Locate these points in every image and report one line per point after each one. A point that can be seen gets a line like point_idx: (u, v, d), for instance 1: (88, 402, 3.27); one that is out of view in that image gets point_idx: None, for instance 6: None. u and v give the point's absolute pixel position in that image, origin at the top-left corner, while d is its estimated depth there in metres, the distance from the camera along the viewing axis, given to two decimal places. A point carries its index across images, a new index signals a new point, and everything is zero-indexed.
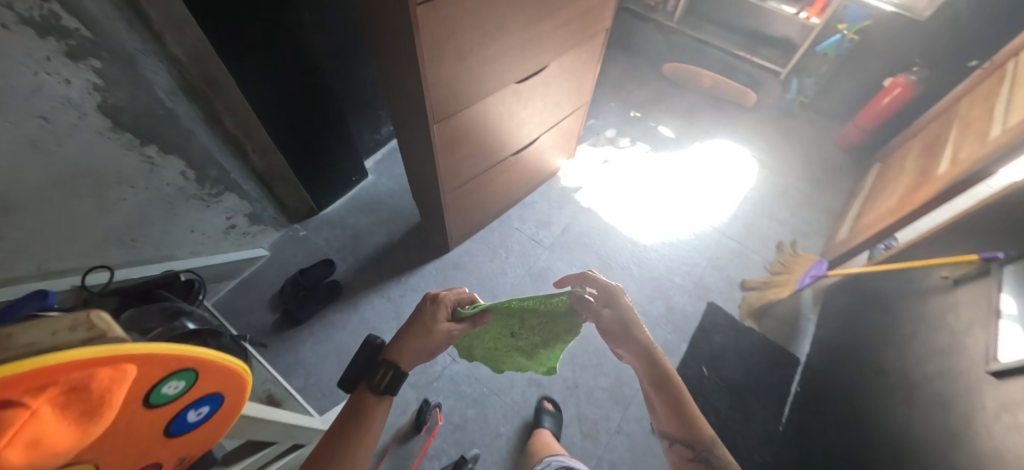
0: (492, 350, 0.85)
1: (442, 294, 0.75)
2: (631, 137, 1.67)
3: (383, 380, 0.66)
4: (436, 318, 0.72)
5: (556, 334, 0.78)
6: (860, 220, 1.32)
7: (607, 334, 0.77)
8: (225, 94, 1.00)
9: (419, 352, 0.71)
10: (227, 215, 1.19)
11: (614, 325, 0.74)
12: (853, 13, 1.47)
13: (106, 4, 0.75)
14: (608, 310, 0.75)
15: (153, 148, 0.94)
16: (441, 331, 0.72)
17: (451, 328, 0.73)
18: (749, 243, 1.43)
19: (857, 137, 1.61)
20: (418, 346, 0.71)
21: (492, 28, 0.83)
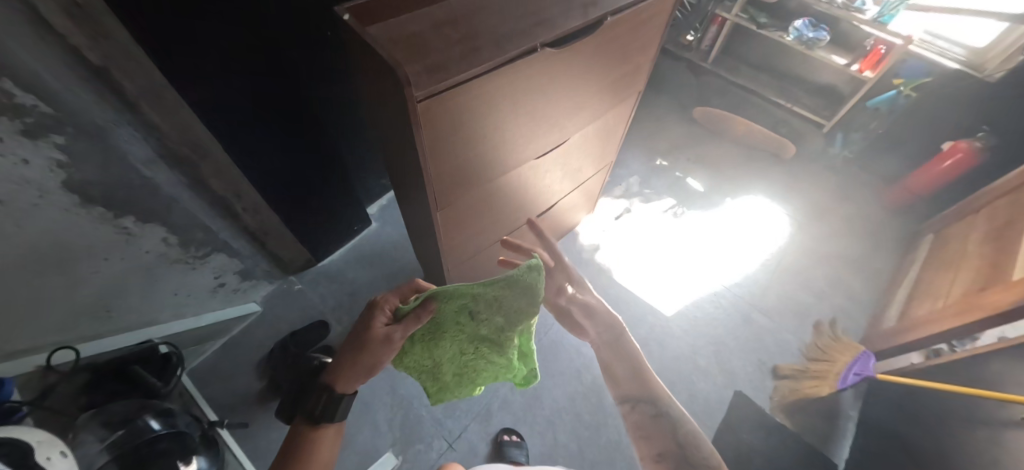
0: (446, 349, 0.74)
1: (379, 299, 0.68)
2: (656, 189, 1.55)
3: (324, 404, 0.66)
4: (371, 323, 0.66)
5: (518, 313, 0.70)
6: (911, 306, 1.18)
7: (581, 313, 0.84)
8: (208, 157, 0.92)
9: (360, 368, 0.67)
10: (215, 275, 1.10)
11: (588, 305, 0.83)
12: (912, 67, 1.35)
13: (71, 76, 0.65)
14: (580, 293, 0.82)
15: (129, 219, 0.85)
16: (378, 336, 0.64)
17: (390, 331, 0.65)
18: (783, 320, 1.29)
19: (905, 200, 1.46)
20: (357, 364, 0.66)
21: (509, 109, 0.71)
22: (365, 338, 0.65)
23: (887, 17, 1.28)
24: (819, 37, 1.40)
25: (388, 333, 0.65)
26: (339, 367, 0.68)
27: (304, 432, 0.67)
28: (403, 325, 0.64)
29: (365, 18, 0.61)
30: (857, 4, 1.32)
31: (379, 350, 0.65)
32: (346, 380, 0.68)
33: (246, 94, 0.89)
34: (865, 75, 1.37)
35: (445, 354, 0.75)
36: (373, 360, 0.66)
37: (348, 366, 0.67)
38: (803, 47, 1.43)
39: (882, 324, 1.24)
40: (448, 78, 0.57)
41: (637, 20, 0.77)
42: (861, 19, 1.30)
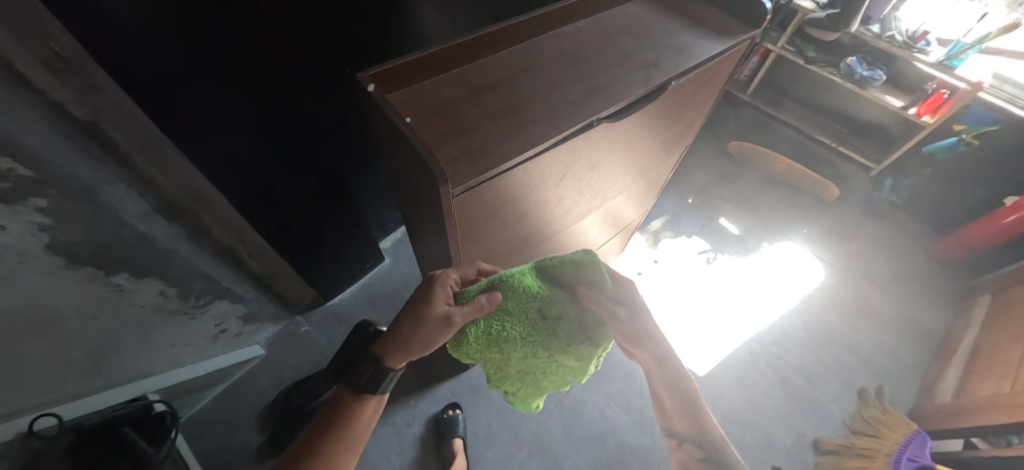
0: (514, 355, 0.65)
1: (440, 272, 0.59)
2: (686, 230, 1.45)
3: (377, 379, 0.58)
4: (430, 300, 0.56)
5: (591, 309, 0.60)
6: (971, 381, 1.07)
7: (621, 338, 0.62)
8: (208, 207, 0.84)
9: (413, 345, 0.57)
10: (216, 322, 1.03)
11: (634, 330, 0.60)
12: (976, 114, 1.23)
13: (56, 135, 0.57)
14: (627, 309, 0.59)
15: (123, 276, 0.76)
16: (436, 315, 0.55)
17: (451, 311, 0.55)
18: (825, 385, 1.19)
19: (958, 252, 1.35)
20: (411, 341, 0.57)
21: (554, 183, 0.62)
22: (425, 316, 0.55)
23: (956, 60, 1.15)
24: (874, 76, 1.28)
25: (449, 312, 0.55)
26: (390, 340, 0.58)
27: (343, 405, 0.59)
28: (464, 308, 0.54)
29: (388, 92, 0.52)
30: (920, 44, 1.19)
31: (435, 331, 0.55)
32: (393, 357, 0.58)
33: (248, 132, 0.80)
34: (924, 120, 1.26)
35: (511, 359, 0.66)
36: (427, 341, 0.57)
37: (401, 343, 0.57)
38: (855, 85, 1.31)
39: (936, 398, 1.12)
40: (490, 167, 0.47)
41: (702, 77, 0.66)
42: (923, 60, 1.18)
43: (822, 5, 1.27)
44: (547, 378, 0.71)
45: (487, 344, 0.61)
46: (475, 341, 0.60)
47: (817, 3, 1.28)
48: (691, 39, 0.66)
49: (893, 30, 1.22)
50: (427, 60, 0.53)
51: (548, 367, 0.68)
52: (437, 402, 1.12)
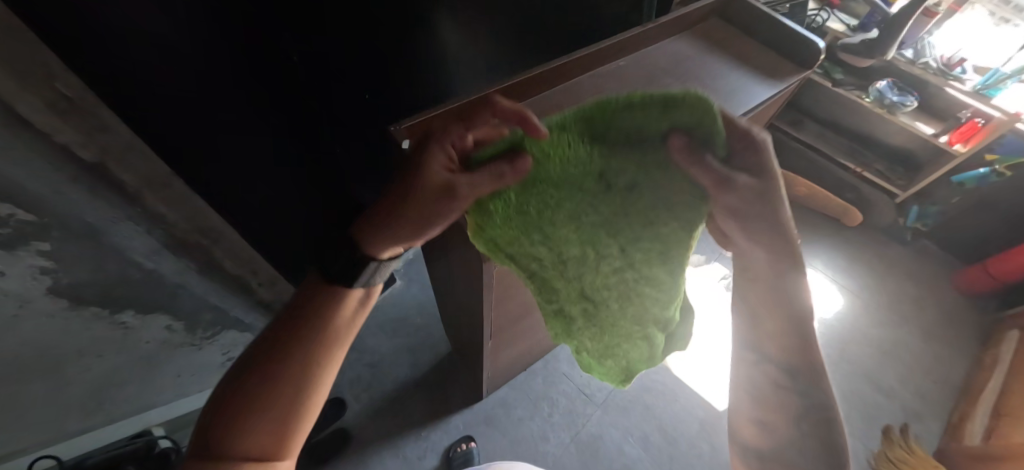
0: (570, 256, 0.49)
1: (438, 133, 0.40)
2: (705, 255, 1.42)
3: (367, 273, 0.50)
4: (427, 165, 0.40)
5: (693, 176, 0.37)
6: (1003, 424, 1.03)
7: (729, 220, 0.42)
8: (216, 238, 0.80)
9: (405, 223, 0.44)
10: (223, 351, 1.00)
11: (749, 212, 0.39)
12: (1010, 144, 1.17)
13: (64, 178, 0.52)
14: (748, 177, 0.36)
15: (128, 313, 0.72)
16: (433, 180, 0.40)
17: (456, 179, 0.39)
18: (849, 423, 1.15)
19: (986, 284, 1.31)
20: (404, 220, 0.44)
21: None
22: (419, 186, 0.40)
23: (993, 89, 1.12)
24: (905, 101, 1.25)
25: (451, 179, 0.39)
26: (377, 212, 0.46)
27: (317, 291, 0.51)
28: (475, 178, 0.38)
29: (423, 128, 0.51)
30: (956, 71, 1.16)
31: (437, 206, 0.41)
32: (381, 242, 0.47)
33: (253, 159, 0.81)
34: (955, 148, 1.22)
35: (568, 262, 0.50)
36: (430, 213, 0.42)
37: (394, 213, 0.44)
38: (885, 111, 1.27)
39: (963, 440, 1.08)
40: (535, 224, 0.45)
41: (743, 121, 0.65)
42: (956, 87, 1.16)
43: (853, 28, 1.23)
44: (625, 304, 0.53)
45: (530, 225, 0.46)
46: (510, 222, 0.46)
47: (848, 26, 1.24)
48: (734, 81, 0.63)
49: (927, 57, 1.19)
50: (466, 102, 0.52)
51: (625, 281, 0.50)
52: (450, 435, 1.08)
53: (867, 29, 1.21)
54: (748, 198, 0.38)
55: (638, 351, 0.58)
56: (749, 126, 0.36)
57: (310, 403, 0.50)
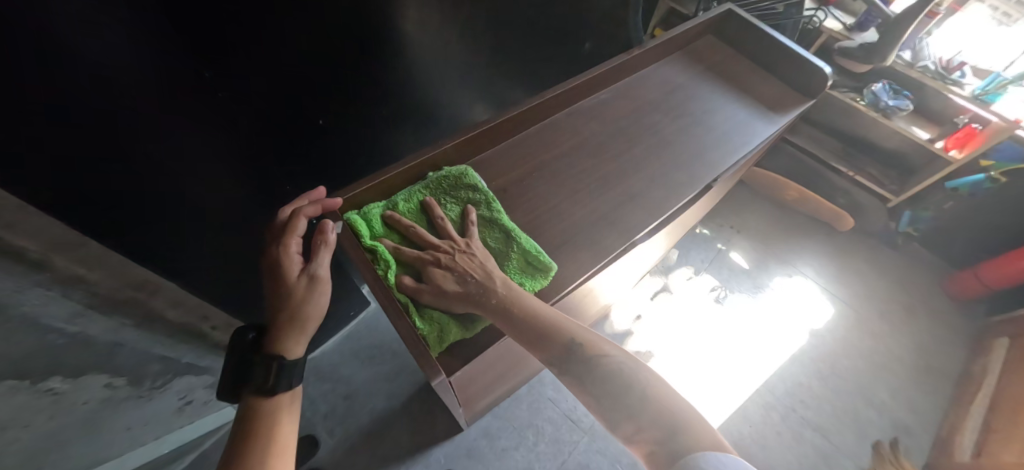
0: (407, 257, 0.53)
1: (272, 251, 0.49)
2: (696, 265, 1.37)
3: (266, 374, 0.46)
4: (283, 275, 0.48)
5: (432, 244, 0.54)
6: (992, 438, 1.01)
7: (433, 286, 0.50)
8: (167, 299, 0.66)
9: (289, 324, 0.48)
10: (182, 396, 0.82)
11: (465, 286, 0.50)
12: (1007, 150, 1.16)
13: None
14: (444, 251, 0.53)
15: (56, 378, 0.50)
16: (299, 286, 0.48)
17: (308, 269, 0.49)
18: (838, 438, 1.13)
19: (978, 290, 1.29)
20: (287, 325, 0.48)
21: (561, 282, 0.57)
22: (289, 295, 0.48)
23: (993, 95, 1.07)
24: (900, 106, 1.19)
25: (313, 272, 0.49)
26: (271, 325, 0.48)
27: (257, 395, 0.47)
28: (321, 258, 0.49)
29: (354, 207, 0.56)
30: (955, 75, 1.11)
31: (307, 297, 0.48)
32: (290, 337, 0.48)
33: (187, 181, 0.63)
34: (951, 154, 1.17)
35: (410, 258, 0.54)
36: (305, 314, 0.48)
37: (282, 322, 0.48)
38: (880, 115, 1.22)
39: (952, 456, 1.06)
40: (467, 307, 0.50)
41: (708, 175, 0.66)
42: (957, 93, 1.10)
43: (850, 27, 1.18)
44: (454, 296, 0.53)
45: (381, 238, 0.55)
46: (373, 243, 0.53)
47: (845, 25, 1.19)
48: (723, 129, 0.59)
49: (926, 60, 1.14)
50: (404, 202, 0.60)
51: None
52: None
53: (864, 28, 1.16)
54: (438, 269, 0.51)
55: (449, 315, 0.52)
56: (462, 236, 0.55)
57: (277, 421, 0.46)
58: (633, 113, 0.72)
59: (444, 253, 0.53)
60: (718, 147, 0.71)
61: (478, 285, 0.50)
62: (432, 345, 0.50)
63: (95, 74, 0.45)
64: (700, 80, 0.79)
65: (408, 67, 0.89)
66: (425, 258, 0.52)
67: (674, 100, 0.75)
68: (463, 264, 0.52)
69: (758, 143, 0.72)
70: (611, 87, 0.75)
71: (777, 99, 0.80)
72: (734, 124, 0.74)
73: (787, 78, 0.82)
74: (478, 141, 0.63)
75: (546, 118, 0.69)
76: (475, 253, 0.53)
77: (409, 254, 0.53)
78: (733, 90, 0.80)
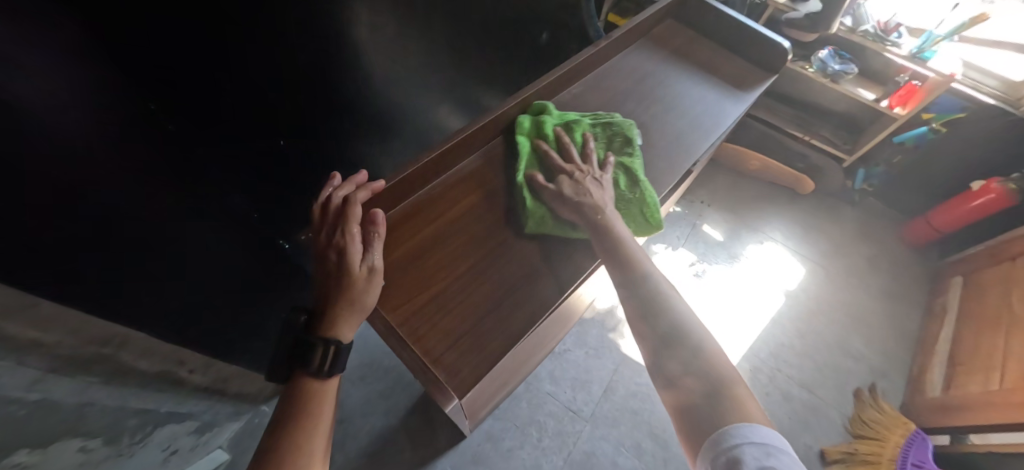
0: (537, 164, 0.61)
1: (338, 236, 0.47)
2: (675, 242, 1.40)
3: (322, 358, 0.43)
4: (347, 262, 0.46)
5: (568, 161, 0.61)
6: (959, 373, 1.09)
7: (558, 185, 0.57)
8: (150, 349, 0.61)
9: (346, 307, 0.45)
10: (165, 445, 0.75)
11: (586, 199, 0.55)
12: (944, 103, 1.26)
13: None
14: (584, 166, 0.59)
15: (22, 451, 0.41)
16: (361, 277, 0.46)
17: (371, 261, 0.47)
18: (823, 392, 1.19)
19: (930, 236, 1.39)
20: (346, 311, 0.45)
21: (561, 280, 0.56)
22: (349, 285, 0.45)
23: (928, 53, 1.13)
24: (846, 70, 1.25)
25: (370, 264, 0.47)
26: (329, 306, 0.45)
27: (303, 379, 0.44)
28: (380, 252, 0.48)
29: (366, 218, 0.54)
30: (893, 36, 1.17)
31: (365, 289, 0.46)
32: (348, 322, 0.45)
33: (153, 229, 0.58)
34: (896, 111, 1.24)
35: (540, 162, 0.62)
36: (362, 303, 0.46)
37: (335, 308, 0.45)
38: (828, 79, 1.27)
39: (925, 392, 1.15)
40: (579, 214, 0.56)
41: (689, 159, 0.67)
42: (895, 53, 1.16)
43: None
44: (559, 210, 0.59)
45: (534, 140, 0.63)
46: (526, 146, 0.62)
47: None
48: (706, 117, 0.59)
49: (866, 24, 1.20)
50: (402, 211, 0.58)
51: None
52: None
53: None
54: (569, 182, 0.57)
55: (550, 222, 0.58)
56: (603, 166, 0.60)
57: (319, 415, 0.41)
58: (605, 105, 0.72)
59: (579, 171, 0.59)
60: (695, 131, 0.72)
61: (594, 200, 0.56)
62: (529, 226, 0.58)
63: (37, 126, 0.41)
64: (667, 66, 0.80)
65: (367, 76, 0.86)
66: (566, 160, 0.60)
67: (645, 88, 0.76)
68: (586, 182, 0.57)
69: (730, 123, 0.73)
70: (579, 81, 0.74)
71: (739, 76, 0.82)
72: (704, 106, 0.75)
73: (749, 56, 0.84)
74: (455, 149, 0.61)
75: (518, 119, 0.68)
76: (603, 185, 0.59)
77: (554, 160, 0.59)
78: (699, 71, 0.81)
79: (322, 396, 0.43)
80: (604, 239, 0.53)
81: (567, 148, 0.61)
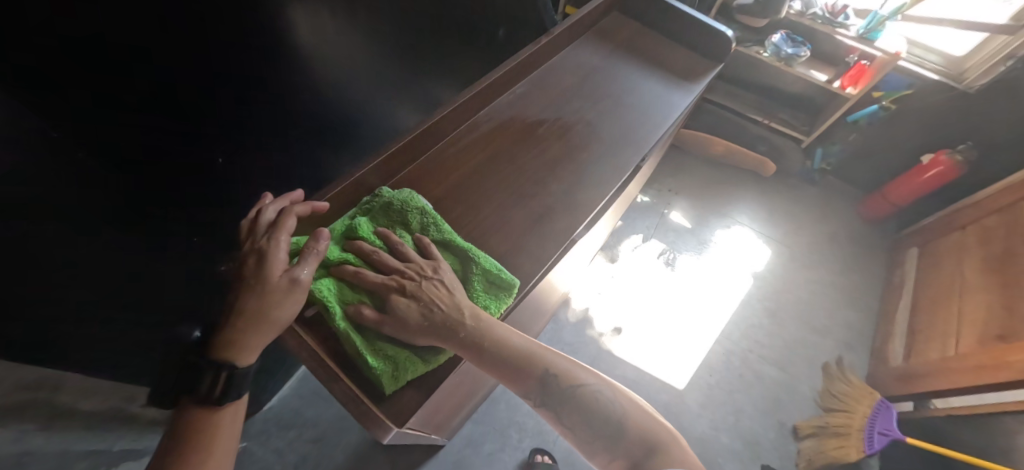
0: (356, 297, 0.46)
1: (260, 244, 0.43)
2: (644, 232, 1.40)
3: (212, 385, 0.38)
4: (264, 270, 0.41)
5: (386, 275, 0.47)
6: (919, 340, 1.14)
7: (397, 323, 0.44)
8: (90, 389, 0.57)
9: (243, 324, 0.39)
10: None
11: (439, 322, 0.45)
12: (892, 81, 1.31)
13: None
14: (412, 279, 0.47)
15: None
16: (277, 288, 0.40)
17: (294, 271, 0.42)
18: (793, 368, 1.23)
19: (886, 209, 1.44)
20: (244, 328, 0.39)
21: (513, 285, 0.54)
22: (256, 295, 0.40)
23: (875, 32, 1.16)
24: (799, 53, 1.26)
25: (295, 276, 0.42)
26: (228, 322, 0.40)
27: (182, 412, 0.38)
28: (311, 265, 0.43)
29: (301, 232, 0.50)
30: (840, 18, 1.20)
31: (281, 300, 0.40)
32: (251, 343, 0.39)
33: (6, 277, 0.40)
34: (848, 91, 1.27)
35: (356, 296, 0.46)
36: (264, 318, 0.39)
37: (234, 323, 0.39)
38: (782, 63, 1.29)
39: (888, 362, 1.20)
40: (439, 339, 0.45)
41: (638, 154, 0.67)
42: (844, 34, 1.19)
43: None
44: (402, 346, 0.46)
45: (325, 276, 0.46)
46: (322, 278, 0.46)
47: None
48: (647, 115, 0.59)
49: (814, 7, 1.22)
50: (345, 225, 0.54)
51: None
52: None
53: None
54: (408, 307, 0.45)
55: (408, 365, 0.45)
56: (430, 266, 0.49)
57: (221, 446, 0.38)
58: (553, 102, 0.71)
59: (408, 279, 0.47)
60: (646, 124, 0.71)
61: (452, 318, 0.46)
62: (388, 384, 0.44)
63: None
64: (614, 60, 0.79)
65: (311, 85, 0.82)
66: (387, 282, 0.46)
67: (592, 83, 0.75)
68: (429, 293, 0.46)
69: (678, 115, 0.74)
70: (525, 80, 0.73)
71: (686, 68, 0.82)
72: (653, 98, 0.75)
73: (694, 47, 0.85)
74: (397, 159, 0.58)
75: (465, 123, 0.66)
76: (443, 282, 0.48)
77: (370, 281, 0.46)
78: (645, 64, 0.81)
79: (214, 425, 0.38)
80: (481, 360, 0.45)
81: (378, 269, 0.47)
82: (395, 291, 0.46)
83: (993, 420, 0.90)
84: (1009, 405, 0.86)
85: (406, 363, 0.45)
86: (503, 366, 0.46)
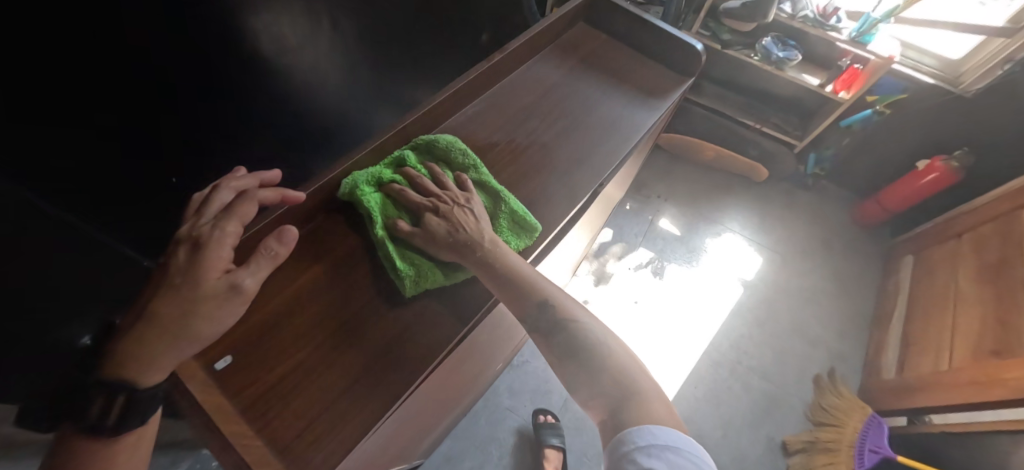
0: (392, 213, 0.49)
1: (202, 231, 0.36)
2: (630, 241, 1.37)
3: (104, 412, 0.30)
4: (193, 271, 0.33)
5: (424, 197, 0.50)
6: (912, 352, 1.11)
7: (421, 232, 0.46)
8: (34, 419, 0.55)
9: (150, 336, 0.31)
10: None
11: (459, 237, 0.46)
12: (885, 84, 1.27)
13: None
14: (445, 201, 0.48)
15: None
16: (212, 294, 0.33)
17: (236, 275, 0.34)
18: (782, 380, 1.19)
19: (881, 215, 1.40)
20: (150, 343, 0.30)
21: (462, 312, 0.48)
22: (172, 303, 0.31)
23: (867, 35, 1.13)
24: (790, 56, 1.22)
25: (235, 281, 0.34)
26: (132, 327, 0.31)
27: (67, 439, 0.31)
28: (260, 266, 0.35)
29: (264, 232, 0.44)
30: (832, 21, 1.16)
31: (209, 309, 0.32)
32: (156, 361, 0.31)
33: None
34: (841, 96, 1.23)
35: (394, 212, 0.49)
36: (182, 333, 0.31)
37: (136, 334, 0.31)
38: (773, 67, 1.25)
39: (881, 374, 1.16)
40: (456, 254, 0.46)
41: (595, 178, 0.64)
42: (836, 38, 1.16)
43: None
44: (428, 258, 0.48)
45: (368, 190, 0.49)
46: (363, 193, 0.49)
47: None
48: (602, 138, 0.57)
49: (805, 9, 1.18)
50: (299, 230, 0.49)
51: None
52: None
53: None
54: (437, 221, 0.47)
55: (430, 274, 0.47)
56: (466, 196, 0.51)
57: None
58: (513, 118, 0.68)
59: (442, 202, 0.49)
60: (605, 146, 0.68)
61: (473, 236, 0.46)
62: (407, 289, 0.46)
63: None
64: (576, 76, 0.76)
65: None
66: (422, 200, 0.48)
67: (552, 101, 0.72)
68: (456, 216, 0.47)
69: (638, 137, 0.71)
70: (483, 95, 0.69)
71: (653, 84, 0.79)
72: (615, 119, 0.72)
73: (664, 61, 0.82)
74: None
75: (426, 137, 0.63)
76: (473, 209, 0.49)
77: (411, 198, 0.48)
78: (610, 80, 0.78)
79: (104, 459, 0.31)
80: (487, 274, 0.45)
81: (417, 191, 0.49)
82: (428, 207, 0.48)
83: (985, 439, 0.87)
84: (1002, 425, 0.82)
85: (429, 270, 0.47)
86: (504, 284, 0.45)
